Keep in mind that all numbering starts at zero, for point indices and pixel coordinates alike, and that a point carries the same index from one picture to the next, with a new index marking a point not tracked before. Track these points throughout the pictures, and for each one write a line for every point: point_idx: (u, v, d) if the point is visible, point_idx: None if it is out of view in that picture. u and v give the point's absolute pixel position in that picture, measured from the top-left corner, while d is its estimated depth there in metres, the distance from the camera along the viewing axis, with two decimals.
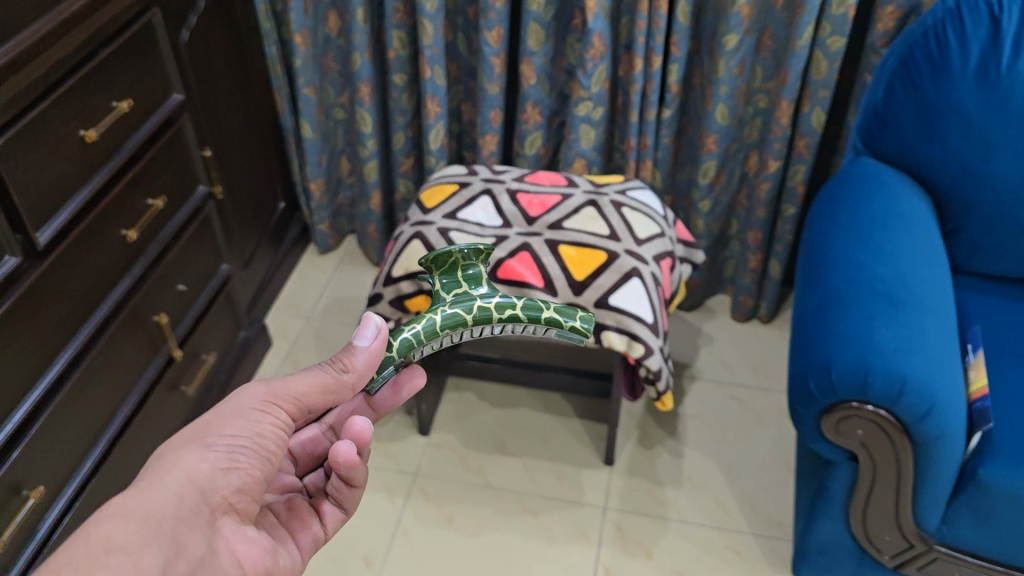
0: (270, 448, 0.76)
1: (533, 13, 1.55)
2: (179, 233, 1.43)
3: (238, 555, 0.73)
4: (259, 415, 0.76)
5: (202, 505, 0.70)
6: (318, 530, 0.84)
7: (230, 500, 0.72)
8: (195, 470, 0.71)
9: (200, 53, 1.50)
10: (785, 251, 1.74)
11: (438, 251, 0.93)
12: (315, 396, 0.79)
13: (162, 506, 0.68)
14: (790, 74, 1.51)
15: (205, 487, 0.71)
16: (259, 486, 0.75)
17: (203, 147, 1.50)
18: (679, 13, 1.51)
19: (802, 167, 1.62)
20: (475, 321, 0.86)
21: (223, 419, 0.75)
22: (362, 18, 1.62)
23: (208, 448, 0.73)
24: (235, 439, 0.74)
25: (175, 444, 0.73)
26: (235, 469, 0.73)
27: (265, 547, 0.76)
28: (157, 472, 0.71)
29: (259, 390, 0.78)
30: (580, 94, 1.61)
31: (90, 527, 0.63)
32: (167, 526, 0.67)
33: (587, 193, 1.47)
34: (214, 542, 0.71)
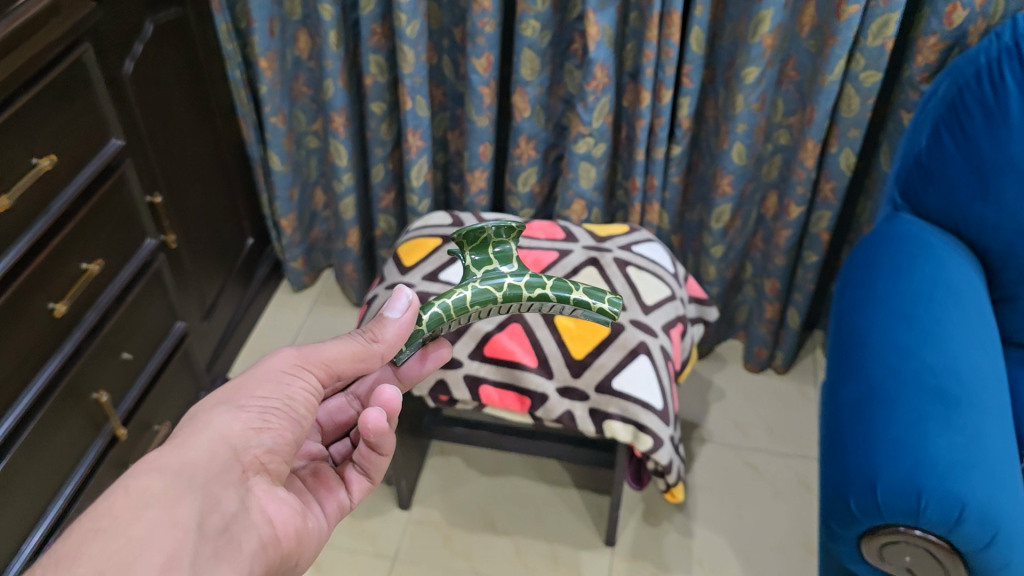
0: (301, 412, 0.76)
1: (527, 39, 1.36)
2: (123, 294, 1.26)
3: (268, 514, 0.72)
4: (289, 378, 0.76)
5: (234, 462, 0.70)
6: (344, 498, 0.84)
7: (261, 459, 0.72)
8: (228, 429, 0.71)
9: (148, 83, 1.31)
10: (806, 301, 1.57)
11: (470, 225, 0.83)
12: (346, 361, 0.79)
13: (195, 460, 0.67)
14: (818, 111, 1.33)
15: (237, 445, 0.71)
16: (290, 448, 0.75)
17: (150, 193, 1.32)
18: (692, 40, 1.33)
19: (828, 214, 1.45)
20: (505, 299, 0.83)
21: (254, 382, 0.75)
22: (335, 41, 1.44)
23: (240, 408, 0.73)
24: (266, 401, 0.74)
25: (207, 403, 0.73)
26: (266, 429, 0.72)
27: (295, 508, 0.75)
28: (190, 430, 0.70)
29: (289, 355, 0.78)
30: (580, 130, 1.43)
31: (127, 477, 0.63)
32: (200, 481, 0.66)
33: (586, 248, 1.29)
34: (247, 501, 0.70)
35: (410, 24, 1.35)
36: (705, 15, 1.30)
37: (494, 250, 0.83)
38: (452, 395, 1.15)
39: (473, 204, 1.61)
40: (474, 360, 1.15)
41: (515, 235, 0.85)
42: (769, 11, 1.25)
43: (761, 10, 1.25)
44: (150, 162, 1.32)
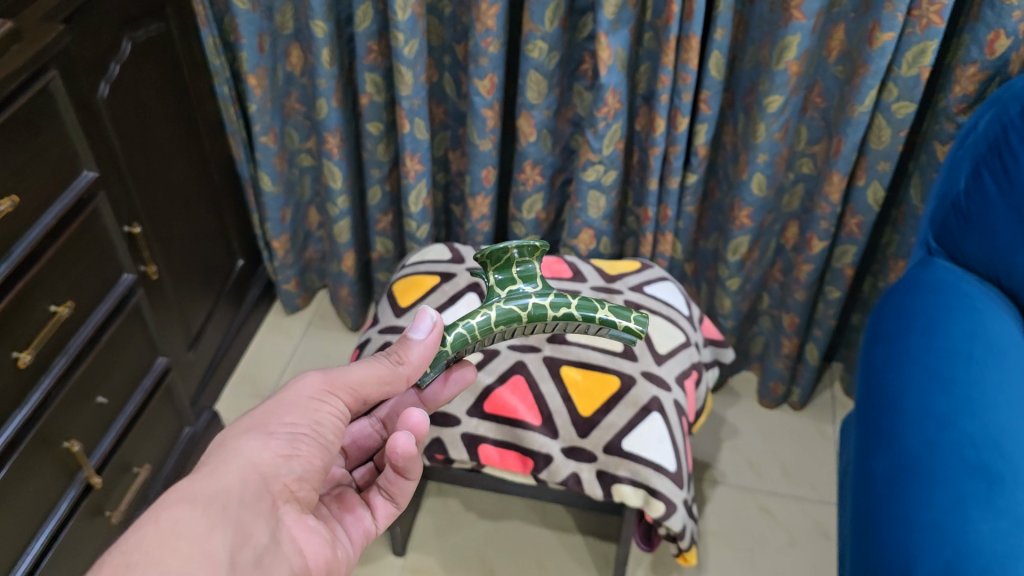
0: (329, 438, 0.73)
1: (534, 60, 1.27)
2: (97, 335, 1.17)
3: (299, 544, 0.68)
4: (317, 403, 0.74)
5: (265, 491, 0.67)
6: (370, 525, 0.79)
7: (291, 487, 0.69)
8: (258, 458, 0.68)
9: (125, 105, 1.23)
10: (826, 337, 1.48)
11: (494, 246, 0.88)
12: (372, 385, 0.78)
13: (226, 489, 0.65)
14: (846, 144, 1.23)
15: (268, 474, 0.68)
16: (319, 474, 0.72)
17: (129, 223, 1.24)
18: (710, 65, 1.24)
19: (853, 249, 1.36)
20: (529, 318, 0.86)
21: (282, 407, 0.73)
22: (329, 60, 1.34)
23: (268, 436, 0.71)
24: (295, 427, 0.72)
25: (235, 431, 0.71)
26: (296, 456, 0.70)
27: (326, 537, 0.71)
28: (219, 458, 0.68)
29: (316, 379, 0.76)
30: (589, 157, 1.33)
31: (158, 509, 0.60)
32: (233, 512, 0.63)
33: (595, 289, 1.20)
34: (278, 532, 0.66)
35: (408, 43, 1.26)
36: (726, 38, 1.21)
37: (519, 268, 0.87)
38: (448, 455, 1.06)
39: (474, 229, 1.52)
40: (473, 417, 1.07)
41: (538, 256, 0.90)
42: (796, 37, 1.16)
43: (787, 35, 1.16)
44: (128, 191, 1.24)
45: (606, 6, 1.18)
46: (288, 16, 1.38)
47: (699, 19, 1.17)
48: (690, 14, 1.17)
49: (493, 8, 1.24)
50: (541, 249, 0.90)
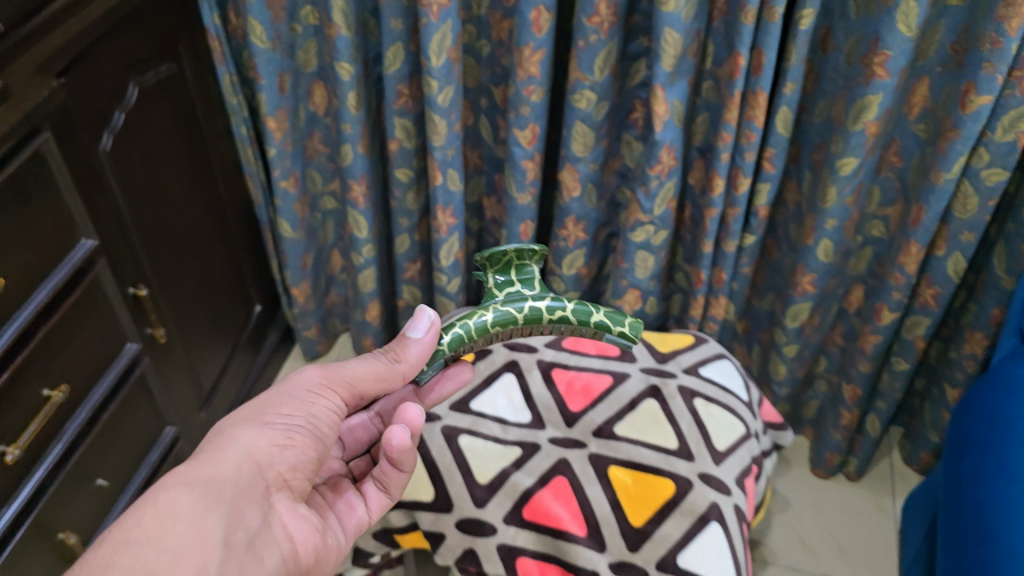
0: (324, 430, 0.76)
1: (581, 111, 1.15)
2: (95, 416, 1.07)
3: (290, 532, 0.70)
4: (314, 397, 0.77)
5: (259, 478, 0.69)
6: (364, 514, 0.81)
7: (285, 476, 0.71)
8: (254, 446, 0.70)
9: (131, 156, 1.12)
10: (890, 410, 1.35)
11: (493, 249, 0.88)
12: (369, 381, 0.79)
13: (223, 475, 0.67)
14: (927, 212, 1.10)
15: (263, 462, 0.70)
16: (313, 465, 0.74)
17: (134, 285, 1.13)
18: (778, 122, 1.11)
19: (926, 321, 1.23)
20: (525, 320, 0.86)
21: (280, 399, 0.75)
22: (355, 104, 1.23)
23: (266, 425, 0.73)
24: (291, 419, 0.74)
25: (234, 420, 0.73)
26: (291, 445, 0.72)
27: (318, 525, 0.73)
28: (216, 445, 0.70)
29: (314, 374, 0.79)
30: (639, 217, 1.21)
31: (157, 490, 0.62)
32: (228, 495, 0.65)
33: (645, 372, 1.08)
34: (269, 516, 0.68)
35: (442, 91, 1.15)
36: (796, 93, 1.09)
37: (518, 271, 0.87)
38: (483, 568, 0.96)
39: None
40: (511, 526, 0.95)
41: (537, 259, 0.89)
42: (877, 97, 1.03)
43: (868, 94, 1.03)
44: (135, 249, 1.13)
45: (664, 58, 1.05)
46: (311, 53, 1.28)
47: (768, 73, 1.05)
48: (759, 67, 1.04)
49: (536, 54, 1.12)
50: (541, 252, 0.90)
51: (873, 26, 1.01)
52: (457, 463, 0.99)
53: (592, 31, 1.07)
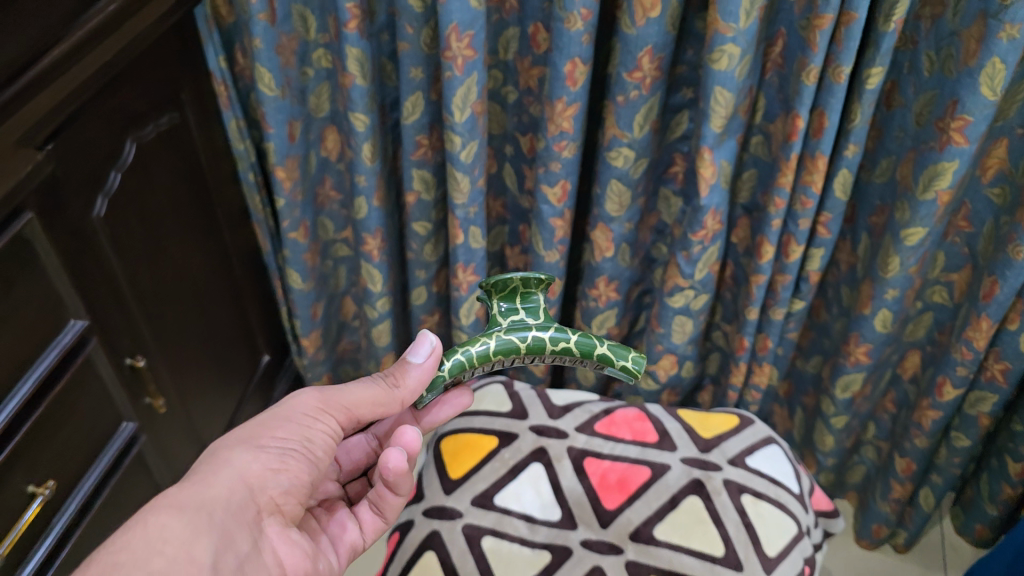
0: (318, 454, 0.76)
1: (617, 170, 1.05)
2: (86, 509, 0.98)
3: (280, 557, 0.71)
4: (310, 420, 0.77)
5: (250, 501, 0.70)
6: (356, 538, 0.83)
7: (277, 500, 0.72)
8: (247, 469, 0.71)
9: (129, 218, 1.03)
10: (946, 484, 1.24)
11: (499, 275, 0.84)
12: (367, 406, 0.79)
13: (214, 498, 0.68)
14: (1002, 287, 1.00)
15: (255, 485, 0.71)
16: (306, 490, 0.75)
17: (131, 355, 1.05)
18: (836, 185, 1.01)
19: (993, 397, 1.12)
20: (527, 350, 0.83)
21: (276, 422, 0.76)
22: (371, 155, 1.13)
23: (260, 449, 0.74)
24: (285, 442, 0.75)
25: (229, 441, 0.74)
26: (284, 470, 0.73)
27: (308, 551, 0.74)
28: (210, 467, 0.72)
29: (311, 398, 0.79)
30: (678, 282, 1.12)
31: (146, 513, 0.64)
32: (218, 519, 0.67)
33: (687, 463, 0.99)
34: (260, 541, 0.70)
35: (466, 147, 1.05)
36: (859, 155, 0.98)
37: (522, 300, 0.83)
38: None
39: None
40: None
41: (544, 286, 0.86)
42: (953, 164, 0.92)
43: (942, 161, 0.93)
44: (133, 316, 1.05)
45: (713, 118, 0.95)
46: (325, 97, 1.19)
47: (829, 137, 0.94)
48: (820, 130, 0.94)
49: (570, 108, 1.02)
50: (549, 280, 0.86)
51: (950, 87, 0.90)
52: (481, 570, 0.89)
53: (633, 86, 0.97)
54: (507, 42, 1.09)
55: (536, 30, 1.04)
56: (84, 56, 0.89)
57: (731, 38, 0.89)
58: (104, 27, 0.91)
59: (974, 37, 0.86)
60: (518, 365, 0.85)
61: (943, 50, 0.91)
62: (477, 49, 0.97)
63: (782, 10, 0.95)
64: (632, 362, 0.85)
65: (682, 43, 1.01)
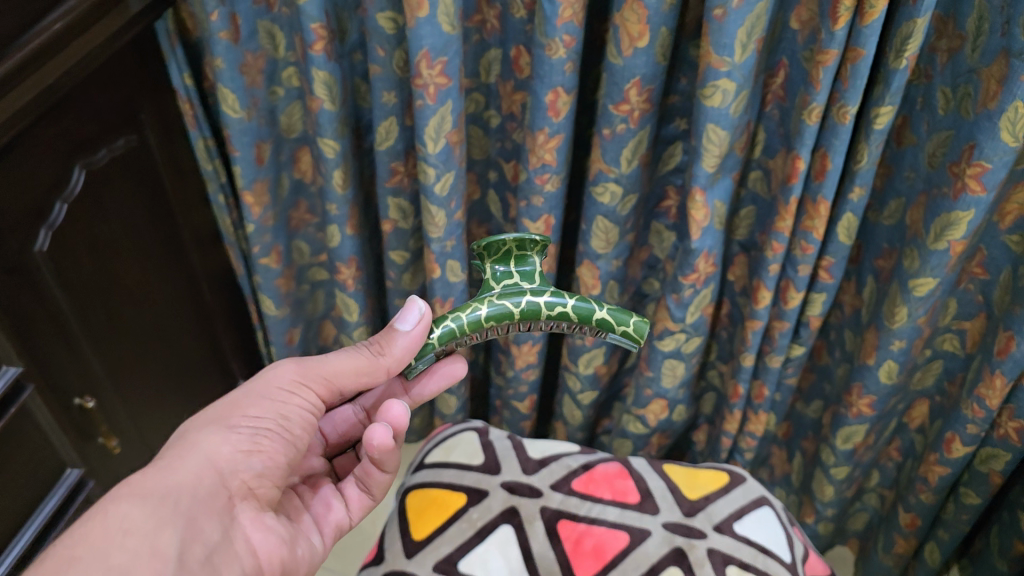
0: (295, 431, 0.75)
1: (603, 206, 0.97)
2: (18, 570, 0.90)
3: (253, 544, 0.71)
4: (287, 396, 0.76)
5: (221, 488, 0.69)
6: (341, 517, 0.82)
7: (249, 484, 0.71)
8: (216, 452, 0.70)
9: (78, 251, 0.97)
10: (954, 542, 1.15)
11: (492, 236, 0.77)
12: (349, 375, 0.77)
13: (180, 484, 0.67)
14: (1019, 344, 0.91)
15: (225, 470, 0.70)
16: (281, 471, 0.74)
17: (79, 396, 0.99)
18: (840, 230, 0.92)
19: (1006, 456, 1.03)
20: (521, 317, 0.76)
21: (250, 400, 0.75)
22: (341, 183, 1.06)
23: (231, 430, 0.72)
24: (259, 421, 0.73)
25: (199, 422, 0.73)
26: (256, 452, 0.72)
27: (284, 537, 0.73)
28: (178, 451, 0.70)
29: (290, 369, 0.78)
30: (667, 325, 1.04)
31: (108, 503, 0.63)
32: (184, 506, 0.66)
33: (669, 529, 0.92)
34: (230, 529, 0.69)
35: (441, 178, 0.97)
36: (865, 198, 0.90)
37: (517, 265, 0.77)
38: None
39: (517, 378, 1.21)
40: None
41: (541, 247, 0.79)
42: (968, 213, 0.84)
43: (957, 210, 0.84)
44: (82, 354, 0.99)
45: (705, 157, 0.87)
46: (296, 117, 1.12)
47: (832, 181, 0.86)
48: (822, 173, 0.86)
49: (552, 140, 0.94)
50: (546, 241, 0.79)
51: (966, 130, 0.82)
52: None
53: (619, 119, 0.90)
54: (489, 64, 1.01)
55: (519, 53, 0.96)
56: (24, 79, 0.82)
57: (726, 72, 0.81)
58: (47, 47, 0.84)
59: (994, 77, 0.77)
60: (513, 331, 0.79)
61: (959, 88, 0.82)
62: (451, 76, 0.90)
63: (784, 39, 0.87)
64: (634, 328, 0.77)
65: (675, 71, 0.93)
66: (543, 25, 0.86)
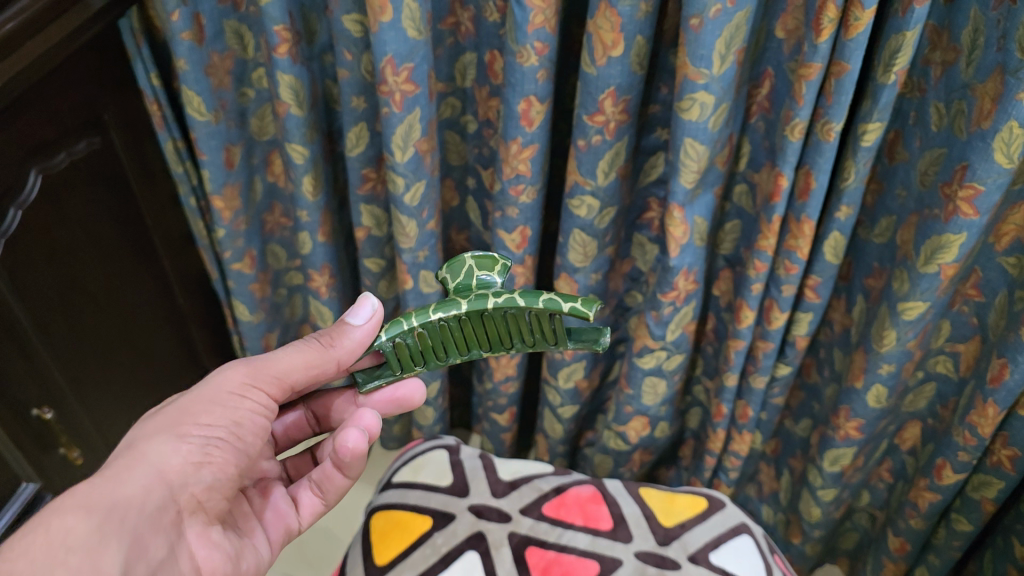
0: (248, 440, 0.68)
1: (580, 220, 0.93)
2: None
3: (197, 563, 0.64)
4: (238, 401, 0.68)
5: (170, 502, 0.62)
6: (292, 522, 0.75)
7: (199, 498, 0.64)
8: (166, 464, 0.63)
9: (35, 259, 0.93)
10: (945, 567, 1.11)
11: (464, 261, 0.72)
12: (300, 370, 0.70)
13: (128, 499, 0.60)
14: (1013, 372, 0.86)
15: (175, 484, 0.62)
16: (233, 482, 0.67)
17: (37, 407, 0.96)
18: (826, 249, 0.88)
19: (1000, 484, 0.98)
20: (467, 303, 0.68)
21: (199, 406, 0.66)
22: (312, 189, 1.02)
23: (181, 440, 0.64)
24: (211, 430, 0.66)
25: (146, 432, 0.65)
26: (208, 464, 0.64)
27: (230, 553, 0.67)
28: (125, 461, 0.62)
29: (238, 371, 0.70)
30: (647, 342, 1.00)
31: (50, 516, 0.56)
32: (130, 523, 0.59)
33: (641, 558, 0.88)
34: (177, 546, 0.62)
35: (411, 188, 0.93)
36: (852, 217, 0.85)
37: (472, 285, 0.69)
38: None
39: (496, 390, 1.17)
40: None
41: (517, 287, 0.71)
42: (960, 236, 0.79)
43: (948, 233, 0.79)
44: (42, 364, 0.96)
45: (683, 173, 0.83)
46: (268, 120, 1.09)
47: (817, 200, 0.82)
48: (806, 192, 0.82)
49: (526, 150, 0.90)
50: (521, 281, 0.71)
51: (959, 149, 0.77)
52: None
53: (595, 131, 0.85)
54: (464, 68, 0.97)
55: (493, 58, 0.92)
56: None
57: (704, 85, 0.76)
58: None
59: (989, 94, 0.72)
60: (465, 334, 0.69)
61: (953, 104, 0.77)
62: (418, 83, 0.85)
63: (769, 48, 0.82)
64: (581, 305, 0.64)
65: (654, 80, 0.89)
66: (514, 32, 0.81)
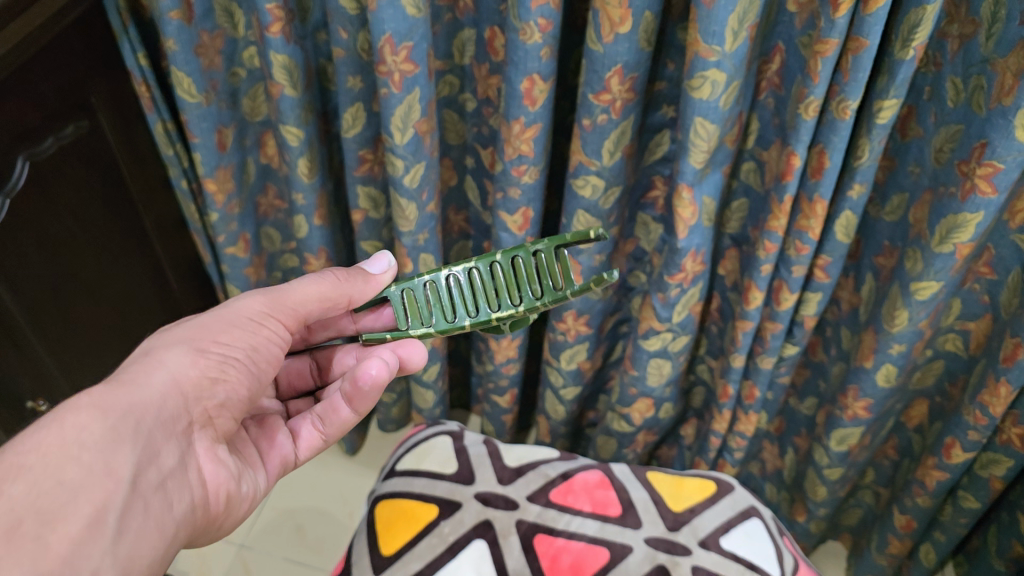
0: (263, 365, 0.66)
1: (584, 200, 0.91)
2: None
3: (203, 478, 0.61)
4: (256, 326, 0.66)
5: (183, 412, 0.59)
6: (288, 453, 0.72)
7: (211, 414, 0.61)
8: (183, 373, 0.60)
9: (24, 249, 0.90)
10: (950, 544, 1.11)
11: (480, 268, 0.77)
12: (316, 304, 0.70)
13: (144, 403, 0.56)
14: None
15: (191, 396, 0.60)
16: (243, 405, 0.64)
17: (32, 398, 0.94)
18: (837, 227, 0.86)
19: (1008, 461, 0.98)
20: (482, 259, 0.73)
21: (218, 325, 0.64)
22: (307, 171, 0.99)
23: (199, 353, 0.62)
24: (229, 349, 0.63)
25: (166, 340, 0.62)
26: (224, 381, 0.62)
27: (234, 472, 0.63)
28: (140, 367, 0.59)
29: (257, 300, 0.68)
30: (652, 324, 0.98)
31: (64, 411, 0.52)
32: (145, 426, 0.56)
33: (651, 544, 0.87)
34: (187, 457, 0.59)
35: (410, 170, 0.91)
36: (864, 196, 0.84)
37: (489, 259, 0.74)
38: None
39: (497, 372, 1.15)
40: None
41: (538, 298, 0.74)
42: (977, 215, 0.77)
43: (966, 213, 0.77)
44: (36, 355, 0.93)
45: (693, 153, 0.81)
46: (260, 100, 1.06)
47: (830, 179, 0.80)
48: (819, 170, 0.80)
49: (528, 129, 0.87)
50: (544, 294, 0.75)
51: (978, 126, 0.74)
52: None
53: (600, 110, 0.82)
54: (462, 46, 0.94)
55: (493, 34, 0.89)
56: None
57: (715, 62, 0.73)
58: None
59: (1011, 69, 0.70)
60: (477, 295, 0.72)
61: (971, 79, 0.75)
62: (417, 62, 0.82)
63: (780, 23, 0.79)
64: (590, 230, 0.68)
65: (660, 56, 0.87)
66: (517, 8, 0.78)
